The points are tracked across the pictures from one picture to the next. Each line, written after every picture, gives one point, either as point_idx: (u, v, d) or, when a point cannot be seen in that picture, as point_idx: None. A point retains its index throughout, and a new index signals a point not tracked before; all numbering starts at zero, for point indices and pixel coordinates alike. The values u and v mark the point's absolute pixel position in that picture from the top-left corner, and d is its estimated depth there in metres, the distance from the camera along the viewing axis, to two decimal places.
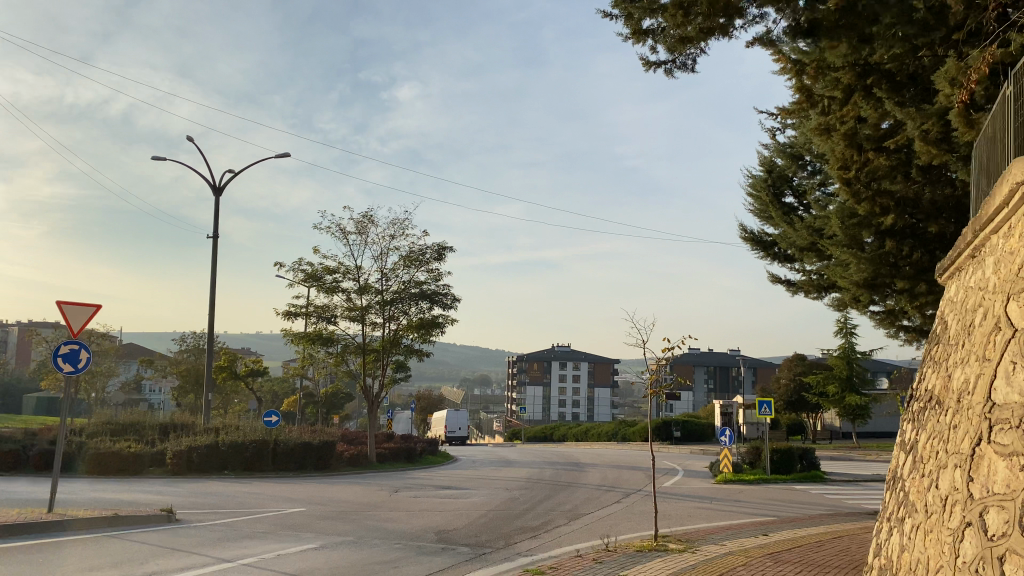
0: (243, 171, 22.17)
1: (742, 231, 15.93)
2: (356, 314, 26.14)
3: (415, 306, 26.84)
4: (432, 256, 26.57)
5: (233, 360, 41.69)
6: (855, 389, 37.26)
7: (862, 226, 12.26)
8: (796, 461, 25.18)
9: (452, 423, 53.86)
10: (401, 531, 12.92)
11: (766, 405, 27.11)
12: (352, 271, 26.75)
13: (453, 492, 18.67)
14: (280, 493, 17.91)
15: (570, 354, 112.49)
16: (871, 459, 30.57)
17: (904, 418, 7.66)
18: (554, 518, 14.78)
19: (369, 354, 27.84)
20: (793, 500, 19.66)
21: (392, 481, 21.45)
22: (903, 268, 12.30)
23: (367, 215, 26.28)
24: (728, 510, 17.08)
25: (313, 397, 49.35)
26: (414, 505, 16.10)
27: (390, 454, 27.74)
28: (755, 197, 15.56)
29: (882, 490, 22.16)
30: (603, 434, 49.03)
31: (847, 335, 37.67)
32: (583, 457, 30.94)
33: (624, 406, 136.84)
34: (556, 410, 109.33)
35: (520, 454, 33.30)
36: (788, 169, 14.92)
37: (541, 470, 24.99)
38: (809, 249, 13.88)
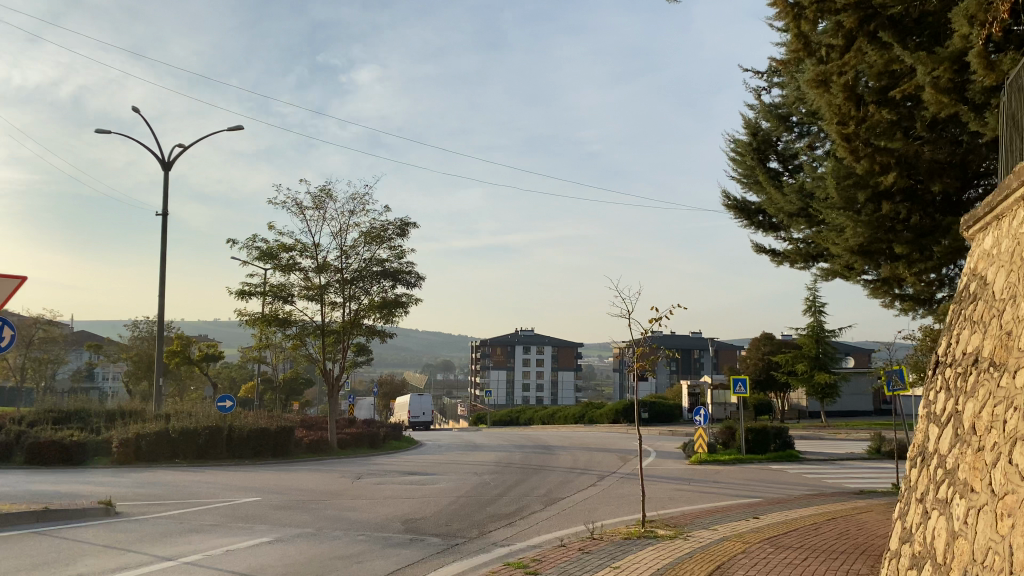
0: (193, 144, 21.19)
1: (724, 198, 15.13)
2: (314, 293, 24.88)
3: (377, 285, 25.63)
4: (395, 232, 25.37)
5: (188, 345, 40.07)
6: (824, 368, 36.92)
7: (858, 187, 11.50)
8: (771, 440, 24.57)
9: (415, 408, 52.78)
10: (365, 521, 11.88)
11: (739, 384, 26.46)
12: (309, 249, 25.47)
13: (419, 479, 17.65)
14: (234, 482, 16.72)
15: (533, 338, 111.89)
16: (842, 437, 30.17)
17: (933, 386, 6.80)
18: (528, 504, 13.88)
19: (329, 336, 26.61)
20: (772, 480, 19.01)
21: (355, 467, 20.38)
22: (902, 232, 11.57)
23: (325, 189, 25.04)
24: (709, 492, 16.33)
25: (272, 382, 47.89)
26: (379, 493, 15.05)
27: (352, 440, 26.61)
28: (738, 162, 14.80)
29: (860, 469, 21.64)
30: (570, 417, 48.32)
31: (816, 313, 37.28)
32: (552, 440, 30.09)
33: (588, 389, 136.85)
34: (520, 394, 108.75)
35: (486, 438, 32.39)
36: (774, 130, 14.14)
37: (511, 454, 24.05)
38: (799, 215, 13.13)
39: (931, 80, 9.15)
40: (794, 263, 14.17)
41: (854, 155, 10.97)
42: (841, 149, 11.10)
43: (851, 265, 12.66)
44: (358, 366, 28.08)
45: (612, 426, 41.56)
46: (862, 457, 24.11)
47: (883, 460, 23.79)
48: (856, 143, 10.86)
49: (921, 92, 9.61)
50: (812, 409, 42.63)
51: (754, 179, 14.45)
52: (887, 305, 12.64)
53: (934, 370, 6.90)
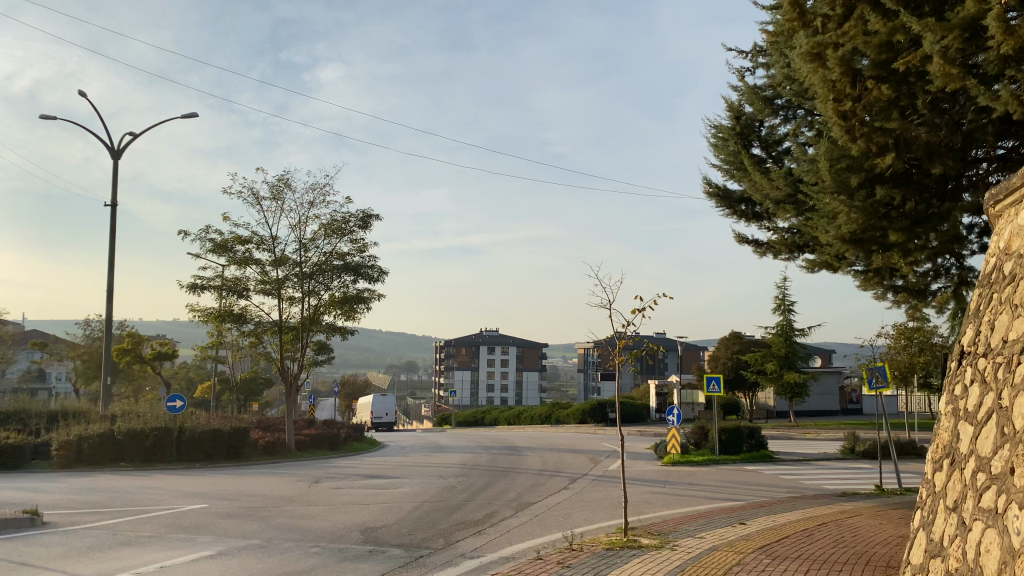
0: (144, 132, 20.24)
1: (705, 186, 14.37)
2: (271, 288, 23.71)
3: (337, 280, 24.52)
4: (357, 224, 24.30)
5: (139, 343, 38.49)
6: (794, 367, 36.53)
7: (851, 170, 10.78)
8: (744, 440, 23.91)
9: (378, 409, 51.53)
10: (321, 531, 10.86)
11: (712, 382, 25.80)
12: (267, 242, 24.31)
13: (381, 482, 16.65)
14: (180, 487, 15.55)
15: (498, 338, 111.06)
16: (814, 437, 29.73)
17: (961, 381, 6.05)
18: (498, 509, 12.96)
19: (286, 333, 25.40)
20: (749, 482, 18.32)
21: (313, 470, 19.29)
22: (896, 219, 10.91)
23: (283, 178, 23.90)
24: (686, 494, 15.56)
25: (228, 382, 46.34)
26: (337, 499, 14.02)
27: (311, 442, 25.43)
28: (720, 147, 14.07)
29: (837, 470, 21.07)
30: (536, 417, 47.46)
31: (785, 312, 36.88)
32: (519, 441, 29.20)
33: (553, 389, 136.46)
34: (484, 394, 107.97)
35: (451, 439, 31.41)
36: (757, 113, 13.44)
37: (477, 455, 23.15)
38: (786, 201, 12.40)
39: (939, 50, 8.45)
40: (779, 253, 13.45)
41: (850, 135, 10.25)
42: (836, 129, 10.37)
43: (842, 255, 11.96)
44: (318, 366, 27.04)
45: (580, 426, 40.81)
46: (837, 458, 23.58)
47: (857, 460, 23.28)
48: (853, 122, 10.14)
49: (927, 64, 8.91)
50: (780, 409, 42.31)
51: (738, 164, 13.72)
52: (879, 297, 11.96)
53: (962, 362, 6.15)
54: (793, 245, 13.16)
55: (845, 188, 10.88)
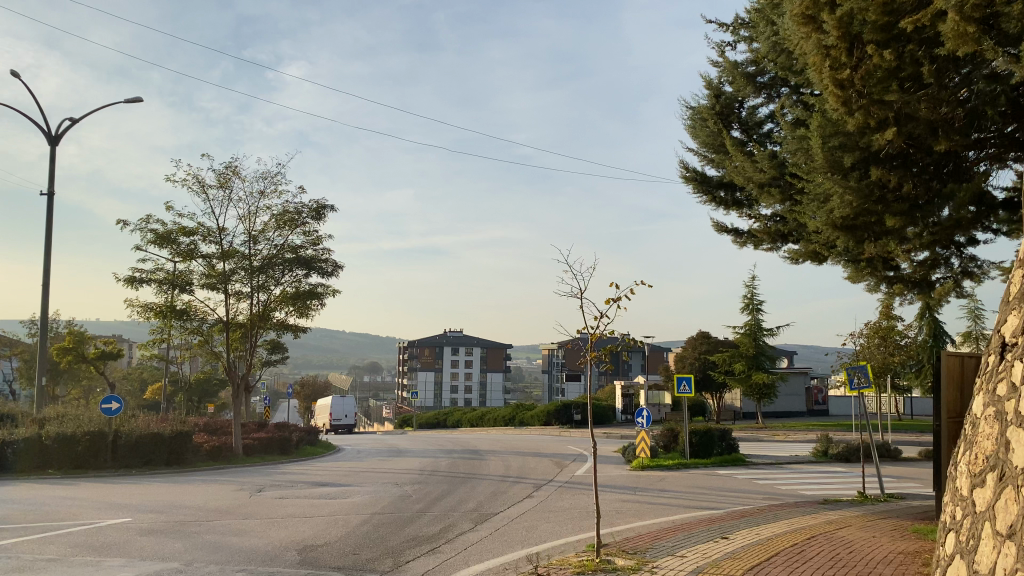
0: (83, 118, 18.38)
1: (682, 169, 13.32)
2: (216, 282, 22.22)
3: (289, 274, 23.10)
4: (310, 216, 22.92)
5: (82, 342, 36.45)
6: (762, 367, 35.84)
7: (845, 148, 9.79)
8: (716, 442, 22.97)
9: (337, 411, 49.94)
10: (254, 550, 9.55)
11: (682, 382, 24.83)
12: (213, 233, 22.83)
13: (330, 491, 15.32)
14: (106, 498, 14.06)
15: (462, 339, 109.66)
16: (784, 440, 28.93)
17: (1008, 375, 5.04)
18: (455, 522, 11.76)
19: (234, 330, 23.87)
20: (723, 488, 17.33)
21: (257, 478, 17.86)
22: (892, 202, 9.93)
23: (229, 166, 22.45)
24: (659, 502, 14.48)
25: (180, 382, 44.49)
26: (278, 511, 12.70)
27: (260, 446, 23.95)
28: (696, 129, 13.05)
29: (813, 474, 20.20)
30: (499, 419, 46.28)
31: (753, 311, 36.17)
32: (482, 444, 27.98)
33: (518, 390, 135.42)
34: (448, 396, 106.51)
35: (410, 442, 30.07)
36: (737, 90, 12.44)
37: (437, 461, 21.88)
38: (770, 185, 11.39)
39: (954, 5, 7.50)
40: (762, 242, 12.47)
41: (846, 107, 9.26)
42: (832, 101, 9.36)
43: (831, 243, 10.98)
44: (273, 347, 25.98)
45: (545, 428, 39.70)
46: (810, 461, 22.79)
47: (831, 463, 22.50)
48: (850, 93, 9.17)
49: (938, 23, 7.97)
50: (747, 410, 41.68)
51: (718, 145, 12.70)
52: (873, 290, 10.97)
53: (1011, 352, 5.11)
54: (777, 235, 12.19)
55: (838, 168, 9.87)
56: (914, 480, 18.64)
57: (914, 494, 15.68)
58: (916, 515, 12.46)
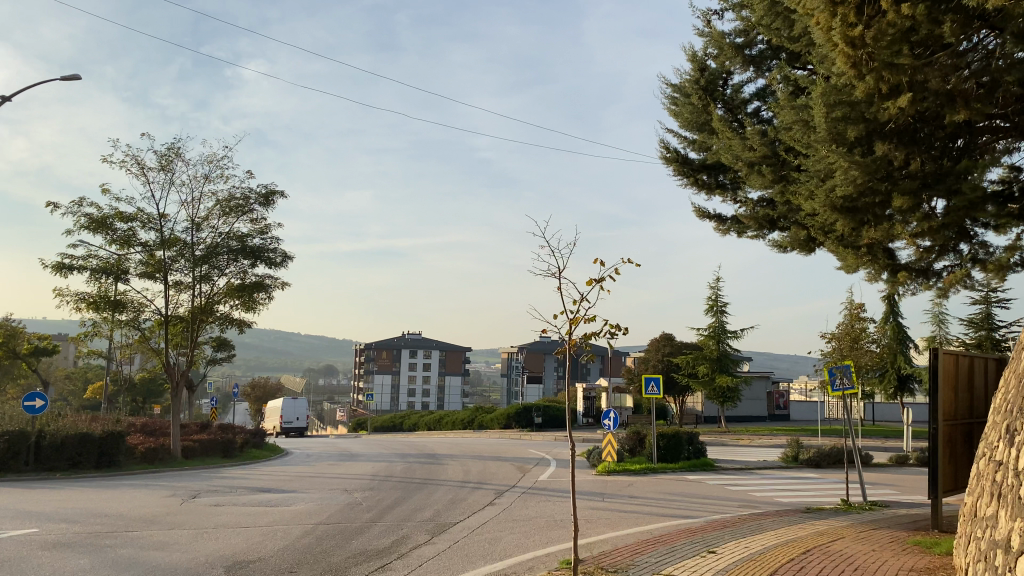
0: (18, 93, 13.02)
1: (662, 149, 12.31)
2: (155, 271, 20.67)
3: (234, 264, 21.63)
4: (258, 203, 21.51)
5: (14, 338, 34.25)
6: (727, 370, 35.11)
7: (849, 120, 8.85)
8: (683, 446, 22.01)
9: (288, 413, 48.09)
10: (174, 567, 8.23)
11: (650, 384, 23.84)
12: (154, 219, 21.27)
13: (272, 498, 13.96)
14: (16, 505, 12.52)
15: (421, 342, 107.81)
16: (750, 444, 28.12)
17: None
18: (409, 533, 10.53)
19: (174, 324, 22.29)
20: (696, 494, 16.34)
21: (194, 483, 16.35)
22: (899, 180, 8.99)
23: (172, 147, 20.98)
24: (629, 510, 13.39)
25: (120, 380, 42.38)
26: (209, 521, 11.32)
27: (199, 449, 22.34)
28: (679, 104, 12.03)
29: (786, 480, 19.33)
30: (457, 423, 44.90)
31: (718, 313, 35.43)
32: (439, 447, 26.66)
33: (476, 393, 133.96)
34: (405, 399, 104.72)
35: (363, 446, 28.63)
36: (723, 62, 11.47)
37: (391, 465, 20.56)
38: (761, 164, 10.43)
39: None
40: (747, 230, 11.51)
41: (856, 70, 8.30)
42: (839, 64, 8.40)
43: (828, 228, 10.01)
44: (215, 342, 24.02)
45: (504, 431, 38.53)
46: (780, 466, 21.97)
47: (801, 468, 21.69)
48: (861, 54, 8.17)
49: None
50: (709, 414, 41.00)
51: (704, 123, 11.69)
52: (871, 280, 10.01)
53: None
54: (765, 222, 11.24)
55: (841, 141, 8.92)
56: (890, 487, 17.87)
57: (896, 502, 14.87)
58: (908, 526, 11.53)
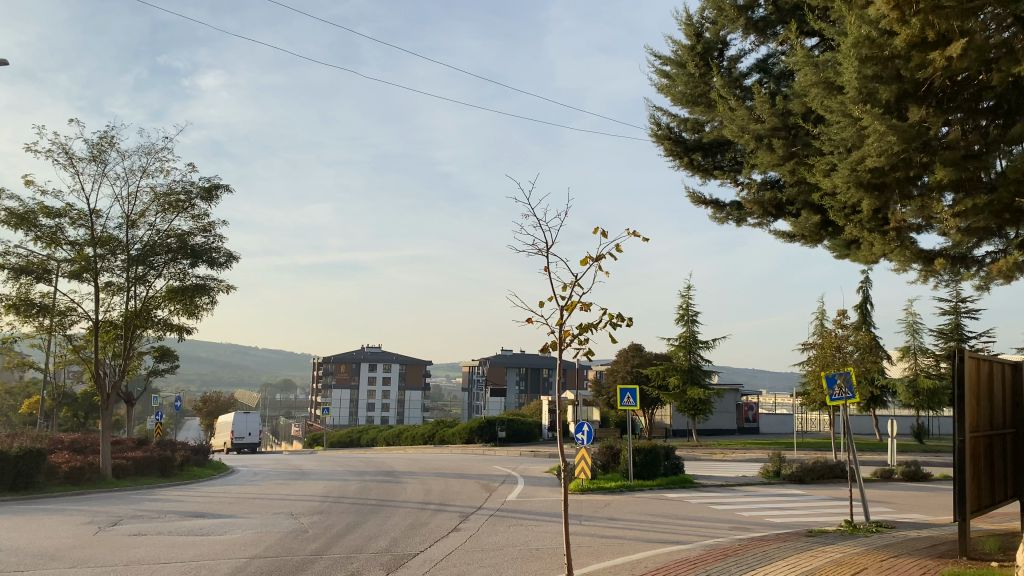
0: None
1: (654, 128, 11.08)
2: (84, 271, 18.71)
3: (172, 265, 19.76)
4: (199, 198, 19.73)
5: None
6: (697, 382, 33.91)
7: (881, 80, 7.56)
8: (660, 461, 20.61)
9: (239, 428, 45.73)
10: None
11: (626, 395, 22.43)
12: (84, 215, 19.34)
13: (205, 525, 12.18)
14: None
15: (380, 356, 105.44)
16: (724, 459, 26.84)
17: None
18: (361, 569, 8.89)
19: (106, 330, 20.31)
20: (680, 515, 14.94)
21: (118, 507, 14.43)
22: (939, 150, 7.62)
23: (104, 136, 19.13)
24: (613, 535, 11.91)
25: (57, 395, 39.73)
26: (122, 556, 9.53)
27: (132, 468, 20.28)
28: (670, 78, 10.78)
29: (772, 498, 18.02)
30: (417, 438, 43.01)
31: (689, 323, 34.24)
32: (398, 464, 24.88)
33: (436, 408, 131.57)
34: (364, 414, 102.21)
35: (317, 463, 26.76)
36: (721, 28, 10.19)
37: (346, 484, 18.82)
38: (770, 138, 9.14)
39: None
40: (750, 217, 10.40)
41: (898, 13, 6.89)
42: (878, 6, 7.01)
43: (851, 207, 8.67)
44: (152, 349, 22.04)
45: (467, 446, 36.80)
46: (762, 482, 20.68)
47: (785, 484, 20.44)
48: None
49: None
50: (678, 427, 39.78)
51: (701, 93, 10.44)
52: (898, 270, 8.69)
53: None
54: (772, 208, 10.10)
55: (872, 103, 7.63)
56: (885, 504, 16.65)
57: (899, 521, 13.63)
58: (929, 553, 10.20)
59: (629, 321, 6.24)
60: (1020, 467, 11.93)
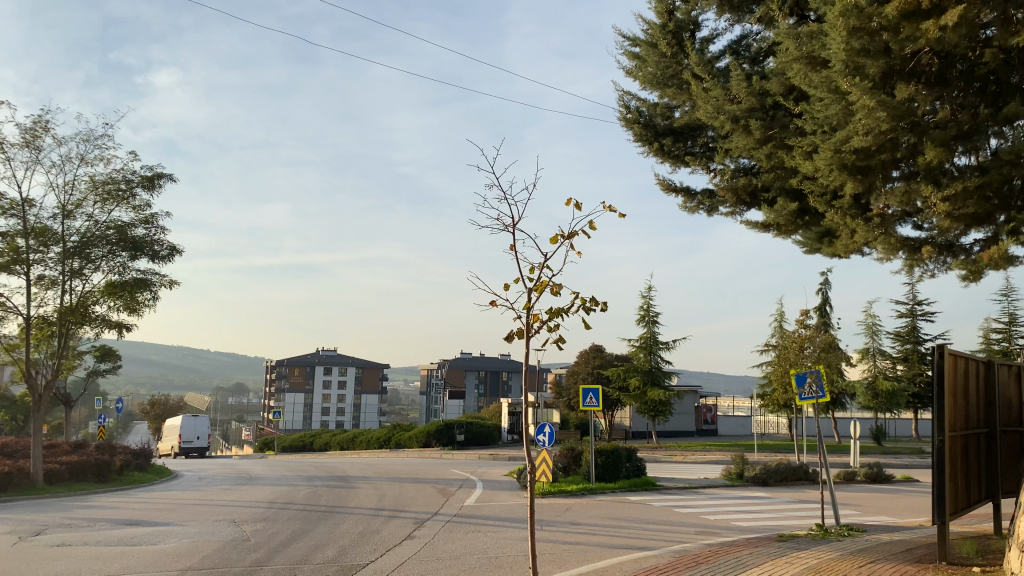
0: None
1: (623, 111, 10.57)
2: (14, 264, 17.55)
3: (111, 258, 18.68)
4: (141, 187, 18.69)
5: None
6: (657, 383, 33.54)
7: (868, 53, 7.11)
8: (622, 463, 20.05)
9: (188, 432, 44.21)
10: None
11: (588, 395, 21.85)
12: (15, 205, 18.17)
13: (137, 534, 11.26)
14: None
15: (336, 359, 103.76)
16: (686, 461, 26.43)
17: None
18: None
19: (39, 328, 19.12)
20: (644, 519, 14.38)
21: (45, 515, 13.40)
22: (928, 129, 7.17)
23: (37, 120, 18.01)
24: (576, 541, 11.27)
25: None
26: (37, 570, 8.61)
27: (66, 473, 19.10)
28: (639, 59, 10.28)
29: (737, 501, 17.56)
30: (373, 441, 42.00)
31: (649, 324, 33.88)
32: (351, 469, 23.97)
33: (392, 412, 129.98)
34: (318, 418, 100.43)
35: (266, 468, 25.71)
36: (694, 6, 9.71)
37: (295, 489, 17.92)
38: (747, 119, 8.66)
39: None
40: (723, 205, 9.95)
41: None
42: None
43: (833, 192, 8.22)
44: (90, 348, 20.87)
45: (423, 450, 35.96)
46: (725, 485, 20.26)
47: (748, 486, 20.05)
48: None
49: None
50: (638, 429, 39.41)
51: (672, 74, 9.97)
52: (882, 259, 8.25)
53: None
54: (745, 195, 9.66)
55: (858, 78, 7.17)
56: (851, 507, 16.28)
57: (869, 524, 13.23)
58: (905, 557, 9.75)
59: (604, 305, 5.70)
60: (993, 467, 11.54)
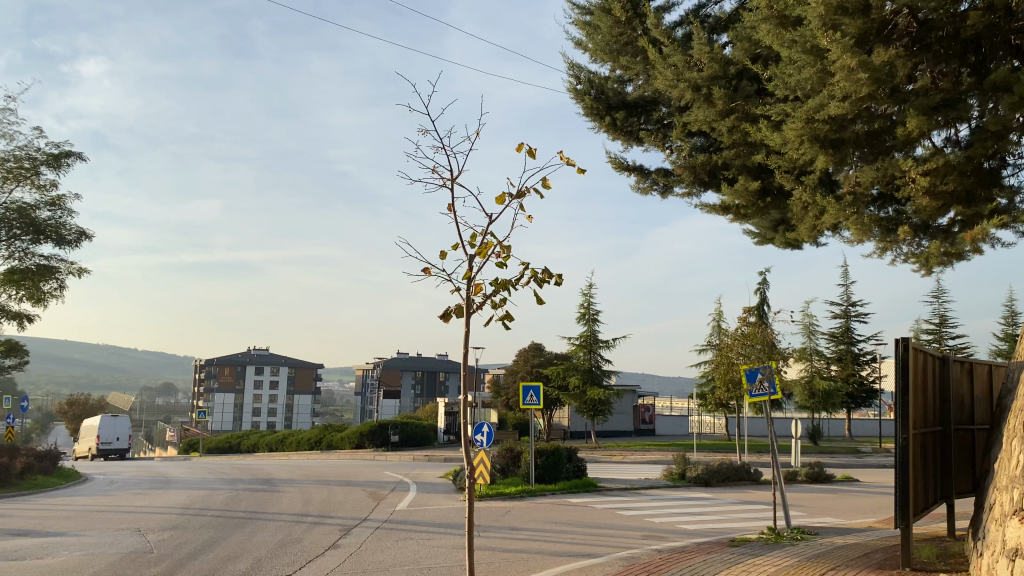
0: None
1: (574, 82, 10.01)
2: None
3: (11, 243, 17.10)
4: (46, 166, 17.16)
5: None
6: (597, 382, 33.02)
7: (845, 10, 6.79)
8: (563, 464, 19.30)
9: (106, 433, 41.90)
10: None
11: (528, 393, 21.02)
12: None
13: (22, 547, 9.98)
14: None
15: (268, 358, 100.97)
16: (626, 462, 25.88)
17: None
18: None
19: None
20: (587, 523, 13.64)
21: None
22: (907, 96, 6.88)
23: None
24: (516, 548, 10.44)
25: None
26: None
27: None
28: (591, 28, 9.75)
29: (681, 502, 16.97)
30: (303, 442, 40.45)
31: (590, 322, 33.33)
32: (277, 471, 22.67)
33: (326, 412, 127.28)
34: (249, 419, 97.56)
35: (186, 471, 24.19)
36: None
37: (214, 493, 16.64)
38: (709, 88, 8.43)
39: None
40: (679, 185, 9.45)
41: None
42: None
43: (802, 167, 7.86)
44: None
45: (356, 451, 34.68)
46: (667, 485, 19.70)
47: (690, 487, 19.53)
48: None
49: None
50: (576, 429, 38.87)
51: (627, 42, 9.45)
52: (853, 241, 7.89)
53: None
54: (703, 174, 9.16)
55: (836, 37, 6.78)
56: (797, 508, 15.87)
57: (818, 526, 12.75)
58: (864, 562, 9.22)
59: (556, 279, 4.94)
60: (948, 467, 11.08)
